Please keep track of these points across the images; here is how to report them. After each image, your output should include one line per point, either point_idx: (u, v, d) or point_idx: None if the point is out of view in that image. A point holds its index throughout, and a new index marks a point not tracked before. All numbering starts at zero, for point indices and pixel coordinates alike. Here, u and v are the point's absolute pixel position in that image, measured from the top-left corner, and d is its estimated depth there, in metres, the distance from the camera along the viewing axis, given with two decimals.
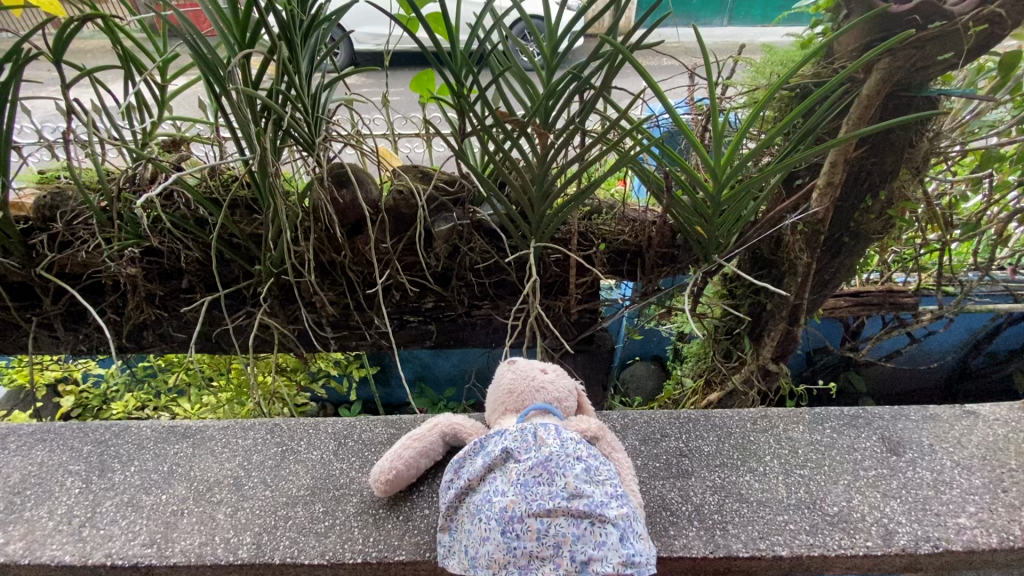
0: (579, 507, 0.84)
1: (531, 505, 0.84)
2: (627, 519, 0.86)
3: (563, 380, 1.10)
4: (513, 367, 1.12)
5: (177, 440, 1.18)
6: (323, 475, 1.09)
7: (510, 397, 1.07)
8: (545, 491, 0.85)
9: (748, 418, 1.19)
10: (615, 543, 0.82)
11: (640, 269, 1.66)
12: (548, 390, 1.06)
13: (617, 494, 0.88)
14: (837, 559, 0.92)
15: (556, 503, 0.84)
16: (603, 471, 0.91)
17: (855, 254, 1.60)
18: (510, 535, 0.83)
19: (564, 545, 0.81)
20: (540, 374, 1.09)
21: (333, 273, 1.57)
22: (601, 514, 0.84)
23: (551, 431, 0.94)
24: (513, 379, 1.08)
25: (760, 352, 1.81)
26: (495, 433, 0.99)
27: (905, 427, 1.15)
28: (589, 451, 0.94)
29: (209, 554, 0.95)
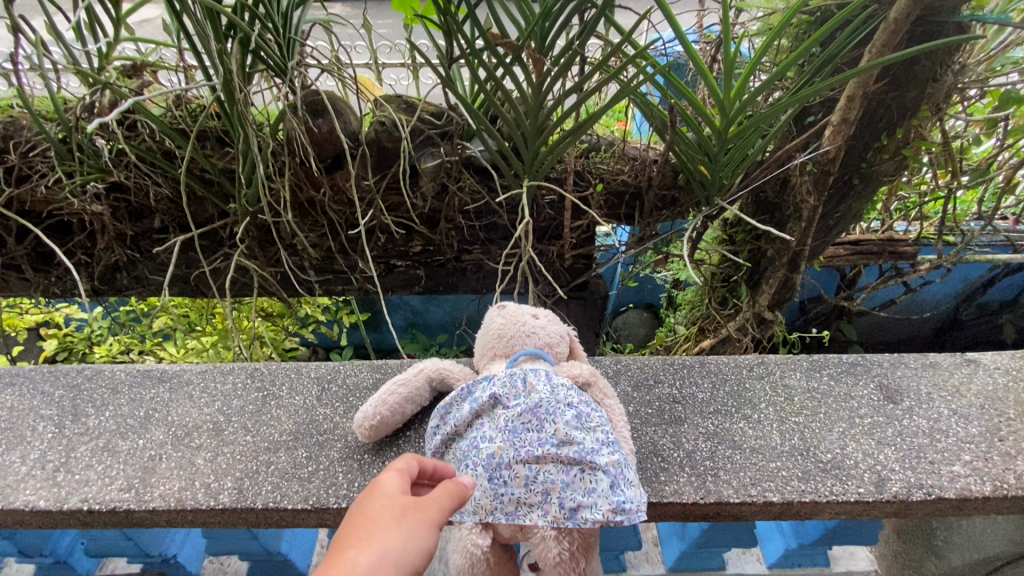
0: (570, 454, 0.81)
1: (520, 452, 0.82)
2: (618, 467, 0.82)
3: (555, 325, 1.05)
4: (503, 311, 1.06)
5: (154, 384, 1.14)
6: (306, 420, 1.06)
7: (499, 341, 1.02)
8: (535, 438, 0.83)
9: (743, 364, 1.16)
10: (606, 490, 0.79)
11: (638, 212, 1.59)
12: (539, 335, 1.01)
13: (608, 441, 0.85)
14: (827, 505, 0.91)
15: (545, 450, 0.81)
16: (595, 417, 0.88)
17: (863, 198, 1.53)
18: (498, 482, 0.81)
19: (553, 492, 0.79)
20: (531, 318, 1.04)
21: (313, 213, 1.48)
22: (592, 461, 0.81)
23: (541, 377, 0.90)
24: (503, 324, 1.03)
25: (757, 299, 1.77)
26: (482, 379, 0.95)
27: (903, 374, 1.12)
28: (580, 397, 0.90)
29: (188, 499, 0.93)
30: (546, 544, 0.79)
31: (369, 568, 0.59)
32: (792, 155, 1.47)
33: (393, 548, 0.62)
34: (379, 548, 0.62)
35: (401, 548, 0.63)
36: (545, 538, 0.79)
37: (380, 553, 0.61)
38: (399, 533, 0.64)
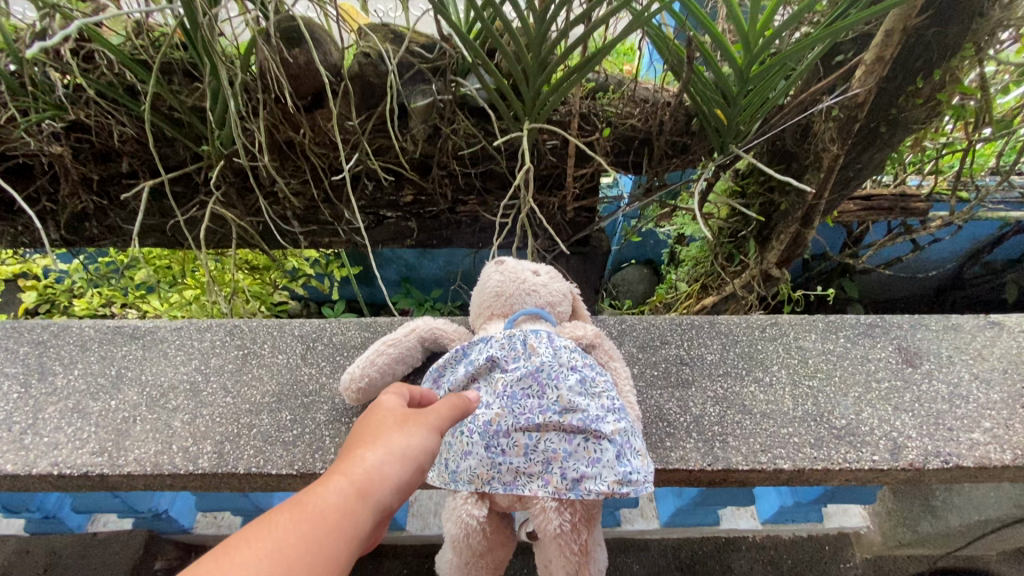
0: (573, 422, 0.75)
1: (519, 420, 0.76)
2: (624, 435, 0.77)
3: (557, 283, 0.97)
4: (501, 268, 0.98)
5: (125, 342, 1.06)
6: (290, 380, 0.99)
7: (498, 300, 0.94)
8: (536, 405, 0.77)
9: (756, 324, 1.09)
10: (611, 460, 0.74)
11: (646, 160, 1.47)
12: (539, 294, 0.94)
13: (615, 408, 0.79)
14: (840, 472, 0.87)
15: (546, 418, 0.76)
16: (600, 382, 0.82)
17: (887, 148, 1.42)
18: (496, 450, 0.76)
19: (555, 462, 0.74)
20: (530, 274, 0.96)
21: (294, 158, 1.36)
22: (598, 430, 0.75)
23: (543, 340, 0.84)
24: (501, 281, 0.95)
25: (765, 256, 1.69)
26: (478, 340, 0.88)
27: (923, 337, 1.06)
28: (585, 361, 0.84)
29: (166, 464, 0.87)
30: (546, 516, 0.74)
31: (380, 462, 0.54)
32: (817, 99, 1.35)
33: (403, 444, 0.57)
34: (388, 445, 0.57)
35: (410, 444, 0.58)
36: (546, 509, 0.74)
37: (390, 449, 0.57)
38: (406, 432, 0.59)
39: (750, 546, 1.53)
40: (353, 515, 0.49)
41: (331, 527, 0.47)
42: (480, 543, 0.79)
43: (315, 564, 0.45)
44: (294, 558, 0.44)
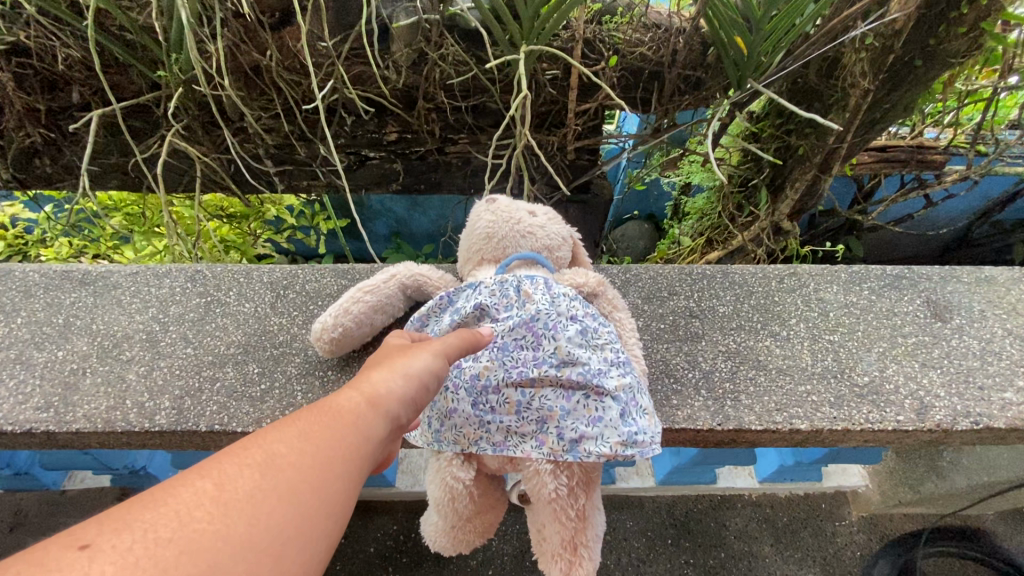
0: (572, 377, 0.67)
1: (511, 374, 0.68)
2: (629, 392, 0.68)
3: (556, 226, 0.86)
4: (492, 206, 0.86)
5: (75, 288, 0.95)
6: (258, 330, 0.89)
7: (488, 242, 0.84)
8: (530, 357, 0.68)
9: (773, 274, 0.99)
10: (614, 420, 0.65)
11: (655, 96, 1.34)
12: (536, 237, 0.83)
13: (619, 361, 0.70)
14: (860, 433, 0.79)
15: (542, 372, 0.67)
16: (603, 332, 0.73)
17: (919, 87, 1.28)
18: (484, 408, 0.68)
19: (550, 421, 0.66)
20: (525, 213, 0.85)
21: (264, 87, 1.21)
22: (600, 385, 0.66)
23: (539, 286, 0.74)
24: (491, 222, 0.84)
25: (777, 207, 1.58)
26: (466, 286, 0.78)
27: (954, 290, 0.97)
28: (586, 310, 0.75)
29: (118, 421, 0.78)
30: (539, 479, 0.66)
31: (395, 370, 0.50)
32: (848, 26, 1.20)
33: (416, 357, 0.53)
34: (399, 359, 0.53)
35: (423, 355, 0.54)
36: (540, 472, 0.66)
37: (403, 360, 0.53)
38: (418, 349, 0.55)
39: (746, 504, 1.49)
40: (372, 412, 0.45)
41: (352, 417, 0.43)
42: (468, 506, 0.72)
43: (341, 446, 0.40)
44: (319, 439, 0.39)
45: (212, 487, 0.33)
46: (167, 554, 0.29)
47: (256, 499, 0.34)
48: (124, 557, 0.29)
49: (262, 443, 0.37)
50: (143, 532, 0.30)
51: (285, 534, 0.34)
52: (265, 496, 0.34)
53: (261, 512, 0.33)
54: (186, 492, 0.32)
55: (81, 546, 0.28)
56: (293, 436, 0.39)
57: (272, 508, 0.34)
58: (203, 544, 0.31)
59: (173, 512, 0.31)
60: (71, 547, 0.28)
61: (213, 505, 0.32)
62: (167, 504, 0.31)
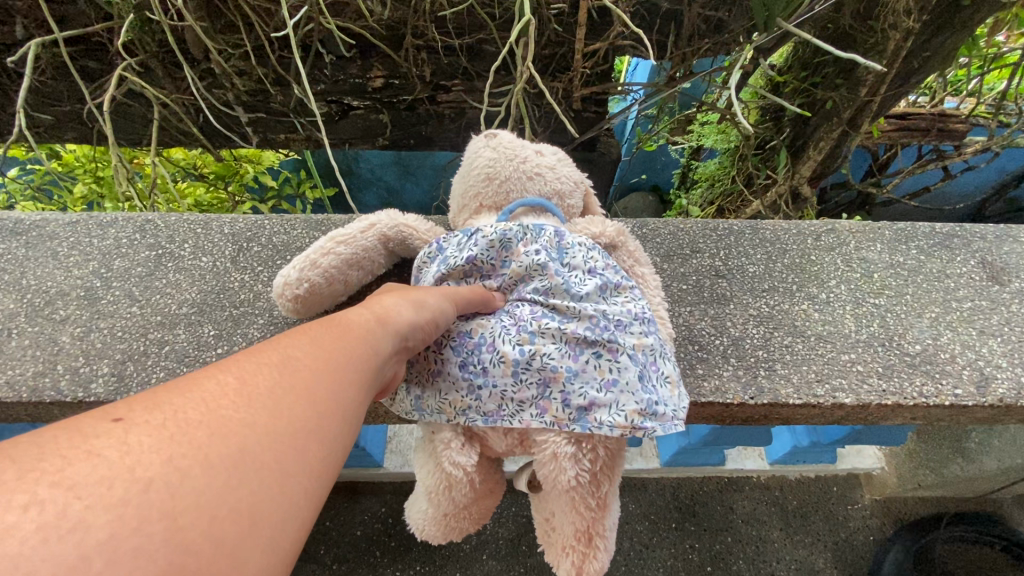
0: (581, 333, 0.56)
1: (510, 330, 0.57)
2: (649, 354, 0.58)
3: (566, 168, 0.74)
4: (493, 142, 0.73)
5: (3, 238, 0.82)
6: (216, 288, 0.77)
7: (489, 185, 0.71)
8: (528, 311, 0.59)
9: (809, 232, 0.87)
10: (630, 384, 0.55)
11: (672, 40, 1.20)
12: (545, 179, 0.71)
13: (641, 318, 0.60)
14: (912, 409, 0.69)
15: (544, 326, 0.57)
16: (621, 286, 0.62)
17: (965, 33, 1.15)
18: (475, 369, 0.57)
19: (554, 384, 0.55)
20: (532, 150, 0.73)
21: (230, 18, 1.07)
22: (613, 344, 0.56)
23: (547, 232, 0.63)
24: (493, 159, 0.71)
25: (796, 170, 1.47)
26: (459, 233, 0.66)
27: (1011, 250, 0.86)
28: (602, 261, 0.64)
29: (47, 389, 0.66)
30: (557, 465, 0.54)
31: (399, 302, 0.47)
32: None
33: (418, 296, 0.50)
34: (404, 294, 0.49)
35: (424, 296, 0.51)
36: (559, 457, 0.54)
37: (407, 295, 0.49)
38: (419, 291, 0.52)
39: (755, 487, 1.40)
40: (383, 335, 0.42)
41: (362, 335, 0.39)
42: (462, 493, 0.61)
43: (357, 358, 0.37)
44: (337, 350, 0.36)
45: (238, 379, 0.29)
46: (202, 431, 0.25)
47: (284, 392, 0.30)
48: (157, 433, 0.24)
49: (280, 347, 0.33)
50: (173, 409, 0.25)
51: (318, 429, 0.30)
52: (291, 392, 0.30)
53: (292, 404, 0.29)
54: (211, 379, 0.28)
55: (114, 419, 0.24)
56: (311, 343, 0.35)
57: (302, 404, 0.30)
58: (237, 425, 0.26)
59: (200, 397, 0.27)
60: (101, 421, 0.24)
61: (241, 394, 0.28)
62: (195, 389, 0.27)
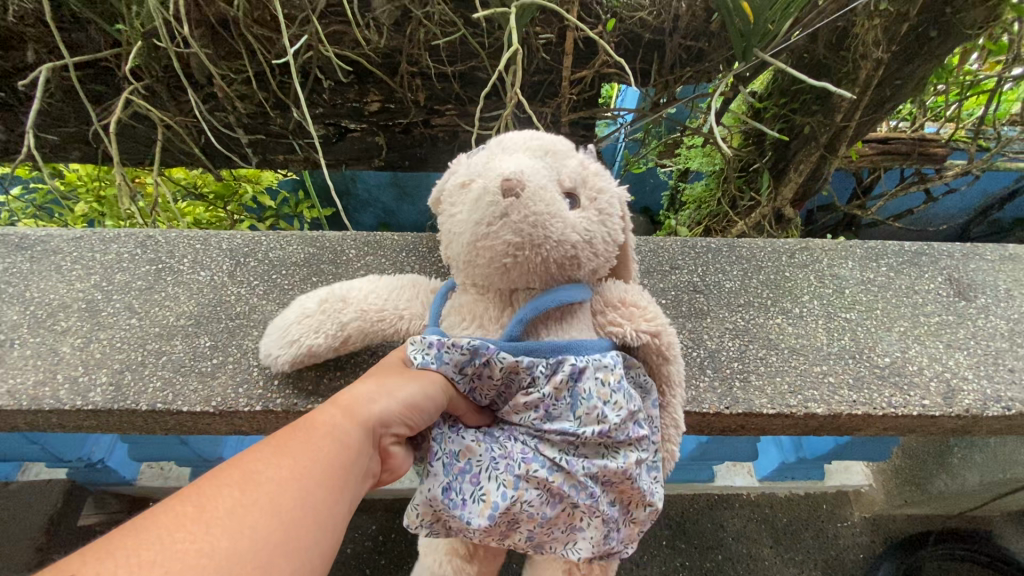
0: (564, 489, 0.54)
1: (497, 467, 0.54)
2: (625, 503, 0.58)
3: (604, 226, 0.57)
4: (513, 209, 0.52)
5: (9, 253, 0.85)
6: (213, 301, 0.80)
7: (509, 277, 0.56)
8: (519, 448, 0.55)
9: (784, 250, 0.92)
10: (596, 540, 0.56)
11: (655, 69, 1.27)
12: (577, 263, 0.56)
13: (638, 477, 0.56)
14: (881, 419, 0.71)
15: (532, 478, 0.53)
16: (634, 438, 0.55)
17: (933, 61, 1.21)
18: (454, 497, 0.55)
19: (525, 525, 0.55)
20: (568, 211, 0.54)
21: (233, 44, 1.12)
22: (594, 504, 0.55)
23: (566, 370, 0.54)
24: (516, 244, 0.53)
25: (779, 193, 1.52)
26: (468, 343, 0.55)
27: (977, 268, 0.90)
28: (622, 408, 0.54)
29: (46, 398, 0.68)
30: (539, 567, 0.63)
31: (375, 389, 0.51)
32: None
33: (397, 380, 0.53)
34: (382, 379, 0.53)
35: (403, 379, 0.53)
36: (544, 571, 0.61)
37: (383, 381, 0.52)
38: (400, 372, 0.54)
39: (744, 504, 1.41)
40: (349, 437, 0.46)
41: (327, 432, 0.45)
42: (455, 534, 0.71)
43: (317, 464, 0.42)
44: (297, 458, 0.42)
45: (191, 512, 0.35)
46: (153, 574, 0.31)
47: (234, 518, 0.36)
48: None
49: (240, 469, 0.39)
50: (129, 555, 0.32)
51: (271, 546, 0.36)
52: (242, 515, 0.36)
53: (241, 529, 0.35)
54: (166, 518, 0.34)
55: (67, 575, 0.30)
56: (271, 458, 0.41)
57: (253, 527, 0.36)
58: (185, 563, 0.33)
59: (156, 537, 0.33)
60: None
61: (194, 528, 0.34)
62: (149, 532, 0.33)
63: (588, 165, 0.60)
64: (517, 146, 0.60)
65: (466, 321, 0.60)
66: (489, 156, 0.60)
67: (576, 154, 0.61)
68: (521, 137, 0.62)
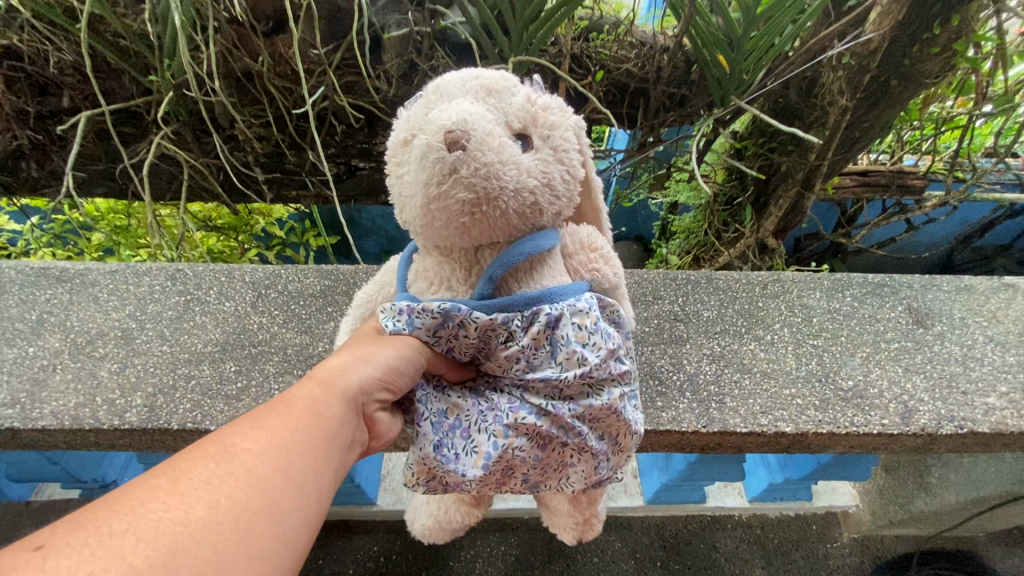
0: (552, 432, 0.58)
1: (487, 420, 0.58)
2: (610, 432, 0.63)
3: (559, 166, 0.57)
4: (466, 165, 0.51)
5: (50, 285, 0.93)
6: (237, 329, 0.88)
7: (471, 235, 0.55)
8: (506, 401, 0.59)
9: (757, 281, 1.00)
10: (587, 469, 0.63)
11: (641, 113, 1.38)
12: (537, 213, 0.56)
13: (622, 409, 0.61)
14: (846, 438, 0.78)
15: (520, 427, 0.57)
16: (615, 375, 0.60)
17: (896, 106, 1.32)
18: (448, 454, 0.58)
19: (520, 468, 0.60)
20: (520, 155, 0.53)
21: (255, 94, 1.23)
22: (583, 442, 0.60)
23: (538, 320, 0.56)
24: (472, 201, 0.52)
25: (761, 225, 1.63)
26: (439, 307, 0.56)
27: (934, 298, 0.98)
28: (602, 348, 0.57)
29: (86, 418, 0.75)
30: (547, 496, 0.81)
31: (351, 363, 0.53)
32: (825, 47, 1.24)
33: (375, 350, 0.55)
34: (356, 352, 0.55)
35: (375, 349, 0.56)
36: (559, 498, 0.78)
37: (357, 353, 0.55)
38: (377, 344, 0.57)
39: (736, 525, 1.46)
40: (327, 403, 0.47)
41: (306, 403, 0.46)
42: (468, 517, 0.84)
43: (297, 428, 0.43)
44: (272, 430, 0.43)
45: (167, 483, 0.36)
46: (128, 543, 0.31)
47: (213, 481, 0.36)
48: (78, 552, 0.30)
49: (218, 439, 0.40)
50: (99, 528, 0.32)
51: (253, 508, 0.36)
52: (222, 479, 0.37)
53: (223, 492, 0.36)
54: (141, 489, 0.34)
55: (34, 548, 0.30)
56: (248, 426, 0.42)
57: (235, 490, 0.37)
58: (163, 531, 0.33)
59: (129, 508, 0.33)
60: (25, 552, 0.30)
61: (168, 495, 0.34)
62: (120, 506, 0.33)
63: (534, 100, 0.58)
64: (457, 92, 0.58)
65: (435, 285, 0.60)
66: (427, 104, 0.58)
67: (520, 89, 0.59)
68: (458, 78, 0.60)
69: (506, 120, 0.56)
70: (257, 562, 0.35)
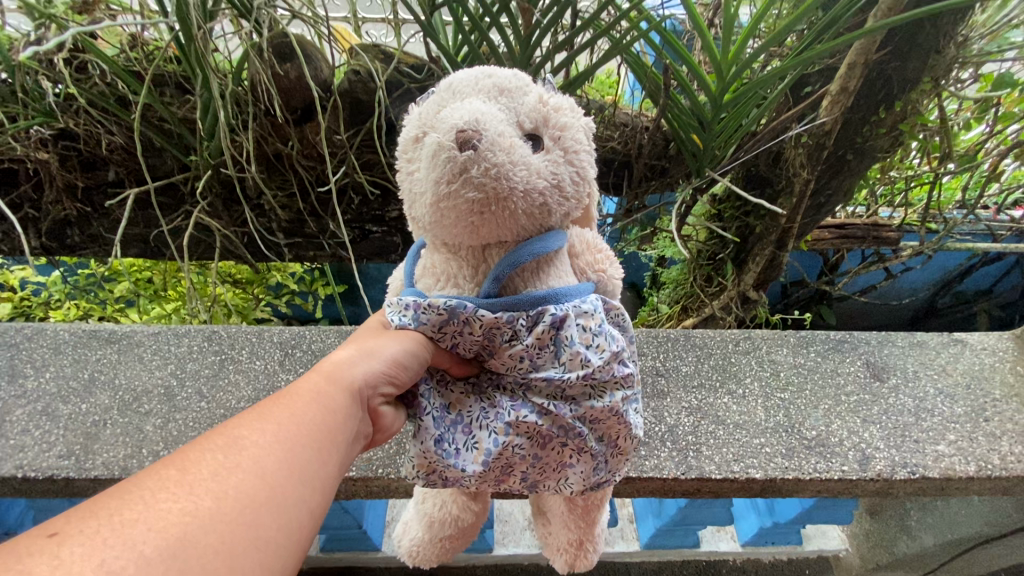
0: (551, 431, 0.66)
1: (489, 417, 0.66)
2: (608, 438, 0.70)
3: (568, 166, 0.63)
4: (478, 165, 0.57)
5: (100, 345, 1.04)
6: (267, 385, 0.99)
7: (480, 234, 0.62)
8: (508, 400, 0.66)
9: (730, 339, 1.12)
10: (583, 473, 0.69)
11: (626, 182, 1.53)
12: (545, 213, 0.62)
13: (624, 412, 0.67)
14: (810, 482, 0.88)
15: (520, 424, 0.64)
16: (619, 378, 0.65)
17: (854, 176, 1.47)
18: (449, 448, 0.66)
19: (517, 466, 0.68)
20: (530, 157, 0.59)
21: (281, 169, 1.39)
22: (581, 442, 0.67)
23: (541, 317, 0.63)
24: (480, 200, 0.58)
25: (742, 278, 1.75)
26: (445, 304, 0.63)
27: (890, 352, 1.10)
28: (605, 350, 0.63)
29: (135, 467, 0.85)
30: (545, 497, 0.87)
31: (352, 362, 0.64)
32: (787, 127, 1.41)
33: (376, 346, 0.66)
34: (358, 349, 0.66)
35: (374, 345, 0.66)
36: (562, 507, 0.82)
37: (359, 349, 0.66)
38: (379, 339, 0.67)
39: (731, 570, 1.51)
40: (327, 397, 0.58)
41: (308, 400, 0.57)
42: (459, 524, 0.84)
43: (297, 424, 0.53)
44: (274, 429, 0.52)
45: (177, 475, 0.45)
46: (137, 531, 0.39)
47: (222, 473, 0.46)
48: (89, 538, 0.38)
49: (228, 434, 0.50)
50: (108, 519, 0.40)
51: (250, 502, 0.45)
52: (229, 471, 0.46)
53: (230, 485, 0.45)
54: (156, 481, 0.44)
55: (50, 535, 0.38)
56: (255, 422, 0.52)
57: (240, 481, 0.46)
58: (168, 522, 0.41)
59: (139, 497, 0.42)
60: (43, 537, 0.38)
61: (177, 487, 0.44)
62: (128, 498, 0.42)
63: (546, 101, 0.64)
64: (471, 91, 0.64)
65: (441, 282, 0.67)
66: (441, 102, 0.65)
67: (531, 90, 0.65)
68: (472, 78, 0.66)
69: (518, 120, 0.62)
70: (257, 548, 0.44)
